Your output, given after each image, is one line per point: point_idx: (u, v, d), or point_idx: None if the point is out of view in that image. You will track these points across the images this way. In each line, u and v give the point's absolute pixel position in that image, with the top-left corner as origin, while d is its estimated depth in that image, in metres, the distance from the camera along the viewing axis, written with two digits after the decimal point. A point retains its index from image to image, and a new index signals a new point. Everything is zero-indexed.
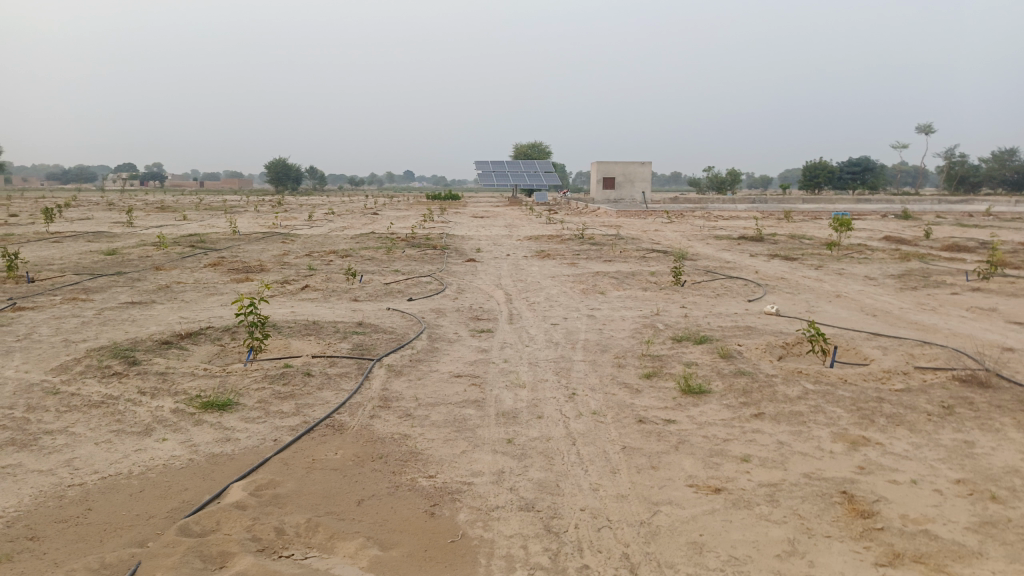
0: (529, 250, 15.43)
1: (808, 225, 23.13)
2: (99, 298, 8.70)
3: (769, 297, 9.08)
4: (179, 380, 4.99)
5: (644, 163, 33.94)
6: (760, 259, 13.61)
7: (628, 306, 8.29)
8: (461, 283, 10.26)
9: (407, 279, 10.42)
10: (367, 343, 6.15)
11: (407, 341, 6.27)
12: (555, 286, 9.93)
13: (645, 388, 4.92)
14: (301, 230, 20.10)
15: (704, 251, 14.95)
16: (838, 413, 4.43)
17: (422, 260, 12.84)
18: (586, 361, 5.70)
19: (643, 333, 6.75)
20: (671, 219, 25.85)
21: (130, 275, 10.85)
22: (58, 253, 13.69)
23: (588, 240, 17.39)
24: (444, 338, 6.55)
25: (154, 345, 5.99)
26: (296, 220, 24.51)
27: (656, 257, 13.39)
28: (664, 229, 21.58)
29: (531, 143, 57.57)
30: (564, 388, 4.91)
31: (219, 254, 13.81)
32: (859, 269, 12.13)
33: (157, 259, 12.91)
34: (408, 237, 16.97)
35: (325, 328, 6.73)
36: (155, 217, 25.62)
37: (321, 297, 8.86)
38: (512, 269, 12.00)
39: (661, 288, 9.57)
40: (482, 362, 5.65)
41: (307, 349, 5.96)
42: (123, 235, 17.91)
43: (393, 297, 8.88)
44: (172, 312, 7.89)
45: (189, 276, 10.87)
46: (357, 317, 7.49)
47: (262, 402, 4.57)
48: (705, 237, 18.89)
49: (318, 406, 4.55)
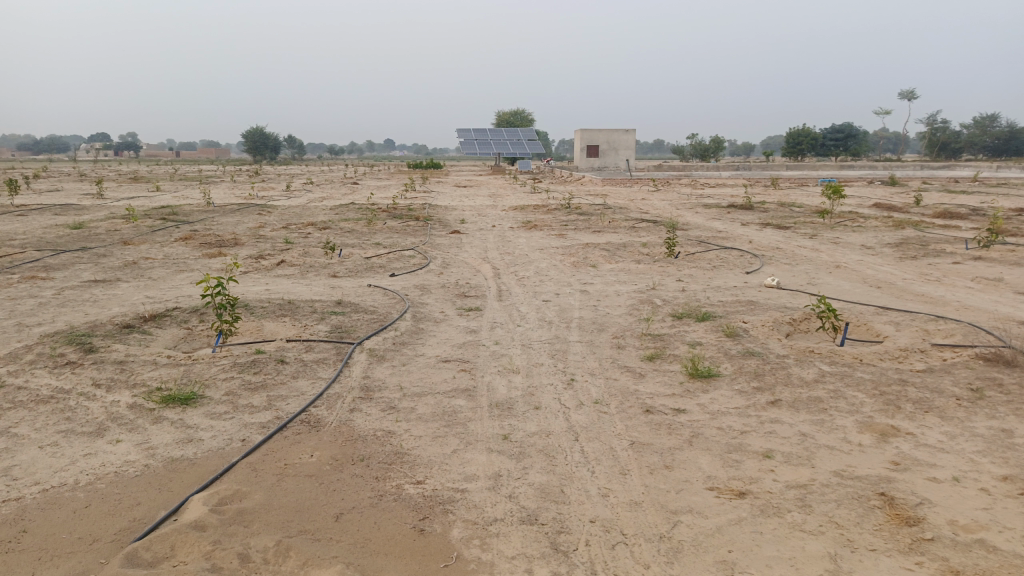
0: (515, 220, 14.99)
1: (796, 192, 22.82)
2: (60, 276, 8.16)
3: (767, 269, 8.72)
4: (139, 370, 4.54)
5: (627, 131, 33.35)
6: (753, 229, 13.24)
7: (622, 280, 7.91)
8: (446, 257, 9.82)
9: (389, 252, 9.96)
10: (347, 324, 5.72)
11: (390, 322, 5.84)
12: (544, 259, 9.51)
13: (649, 372, 4.54)
14: (279, 201, 19.46)
15: (695, 220, 14.55)
16: (861, 399, 4.08)
17: (405, 233, 12.35)
18: (584, 342, 5.31)
19: (640, 309, 6.37)
20: (658, 187, 25.42)
21: (96, 250, 10.29)
22: (21, 227, 13.04)
23: (575, 209, 16.96)
24: (430, 317, 6.13)
25: (114, 329, 5.53)
26: (274, 190, 23.85)
27: (647, 227, 13.00)
28: (651, 198, 21.15)
29: (513, 111, 56.71)
30: (562, 374, 4.53)
31: (192, 227, 13.23)
32: (855, 238, 11.81)
33: (126, 233, 12.32)
34: (389, 209, 16.43)
35: (301, 308, 6.28)
36: (127, 189, 24.83)
37: (297, 273, 8.39)
38: (498, 241, 11.56)
39: (655, 260, 9.19)
40: (471, 345, 5.24)
41: (282, 332, 5.52)
42: (91, 208, 17.20)
43: (374, 272, 8.43)
44: (138, 292, 7.39)
45: (160, 251, 10.33)
46: (336, 295, 7.04)
47: (230, 395, 4.14)
48: (693, 205, 18.50)
49: (292, 398, 4.13)
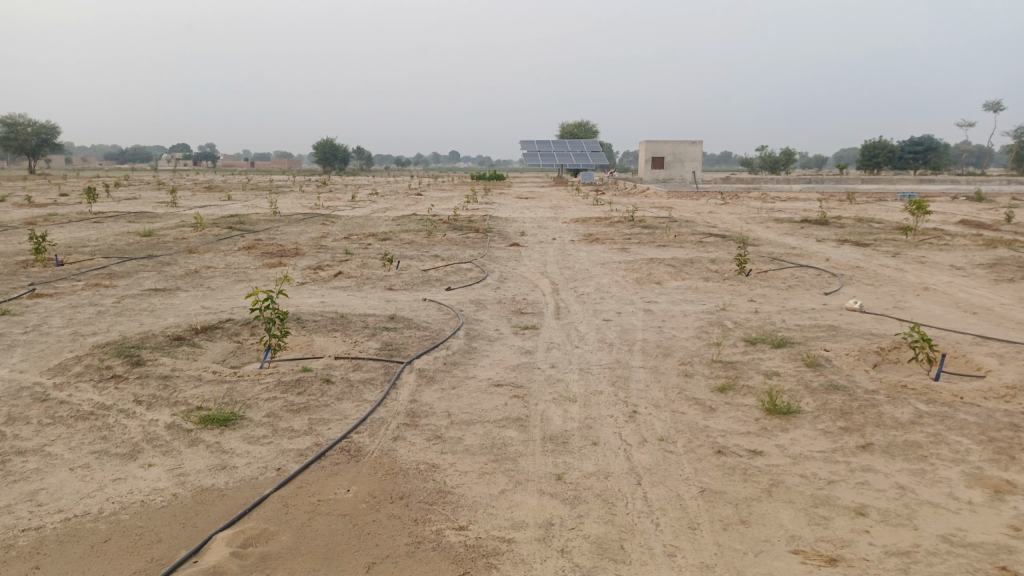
0: (576, 233, 14.63)
1: (874, 207, 21.75)
2: (122, 285, 8.22)
3: (846, 290, 8.12)
4: (182, 386, 4.39)
5: (694, 142, 32.58)
6: (829, 245, 12.54)
7: (689, 300, 7.45)
8: (504, 270, 9.55)
9: (447, 265, 9.75)
10: (397, 341, 5.48)
11: (443, 340, 5.57)
12: (606, 275, 9.13)
13: (720, 407, 4.13)
14: (343, 211, 19.61)
15: (766, 236, 13.90)
16: (966, 446, 3.58)
17: (464, 245, 12.14)
18: (648, 368, 4.93)
19: (709, 333, 5.93)
20: (726, 200, 24.64)
21: (161, 258, 10.42)
22: (94, 234, 13.42)
23: (639, 222, 16.50)
24: (484, 335, 5.84)
25: (165, 341, 5.43)
26: (339, 200, 24.14)
27: (714, 242, 12.46)
28: (718, 212, 20.48)
29: (578, 122, 56.45)
30: (623, 405, 4.16)
31: (255, 236, 13.37)
32: (942, 258, 11.01)
33: (193, 241, 12.52)
34: (450, 220, 16.31)
35: (353, 323, 6.08)
36: (200, 198, 25.56)
37: (353, 285, 8.24)
38: (559, 255, 11.24)
39: (723, 278, 8.70)
40: (526, 368, 4.93)
41: (331, 349, 5.32)
42: (163, 216, 17.68)
43: (430, 286, 8.21)
44: (195, 301, 7.36)
45: (222, 260, 10.39)
46: (390, 310, 6.83)
47: (270, 417, 3.92)
48: (764, 220, 17.77)
49: (334, 423, 3.88)
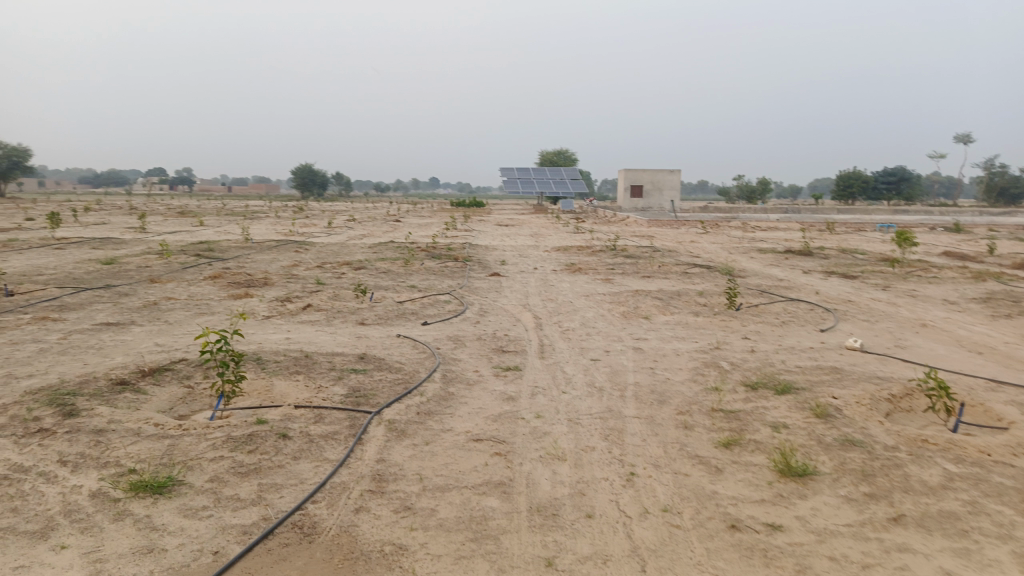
0: (558, 262, 14.24)
1: (854, 238, 21.69)
2: (71, 318, 7.62)
3: (843, 326, 7.75)
4: (116, 442, 3.84)
5: (673, 171, 32.55)
6: (816, 278, 12.25)
7: (680, 337, 7.03)
8: (484, 303, 9.08)
9: (423, 297, 9.27)
10: (367, 386, 4.96)
11: (417, 384, 5.07)
12: (591, 308, 8.69)
13: (727, 468, 3.68)
14: (318, 238, 19.08)
15: (751, 267, 13.62)
16: (1010, 518, 3.15)
17: (442, 275, 11.67)
18: (643, 419, 4.47)
19: (706, 376, 5.49)
20: (707, 229, 24.46)
21: (119, 288, 9.82)
22: (52, 262, 12.76)
23: (621, 252, 16.16)
24: (462, 378, 5.34)
25: (105, 386, 4.86)
26: (315, 226, 23.64)
27: (700, 274, 12.12)
28: (701, 241, 20.25)
29: (557, 150, 56.61)
30: (619, 466, 3.69)
31: (224, 264, 12.79)
32: (934, 291, 10.73)
33: (157, 269, 11.92)
34: (427, 248, 15.84)
35: (318, 363, 5.56)
36: (172, 224, 24.91)
37: (323, 319, 7.71)
38: (541, 286, 10.81)
39: (714, 312, 8.30)
40: (509, 418, 4.44)
41: (291, 395, 4.79)
42: (128, 243, 16.98)
43: (405, 320, 7.71)
44: (149, 338, 6.79)
45: (185, 290, 9.83)
46: (360, 348, 6.32)
47: (213, 483, 3.39)
48: (746, 250, 17.53)
49: (288, 490, 3.36)
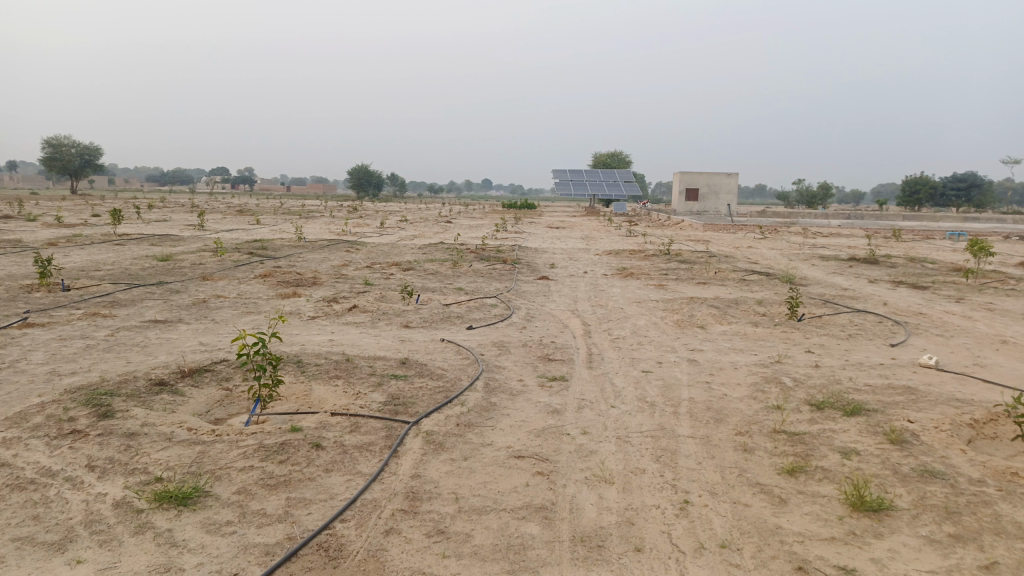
0: (609, 266, 13.90)
1: (923, 246, 20.70)
2: (122, 315, 7.68)
3: (915, 341, 7.25)
4: (146, 448, 3.71)
5: (730, 174, 31.77)
6: (883, 287, 11.63)
7: (738, 349, 6.65)
8: (532, 307, 8.84)
9: (471, 299, 9.08)
10: (407, 394, 4.77)
11: (458, 393, 4.85)
12: (643, 316, 8.34)
13: (792, 499, 3.34)
14: (369, 238, 19.14)
15: (813, 275, 13.04)
16: None
17: (490, 277, 11.47)
18: (698, 440, 4.15)
19: (766, 393, 5.13)
20: (765, 234, 23.73)
21: (171, 285, 9.91)
22: (112, 258, 13.03)
23: (675, 256, 15.72)
24: (505, 387, 5.11)
25: (143, 387, 4.78)
26: (368, 226, 23.80)
27: (758, 281, 11.64)
28: (758, 246, 19.61)
29: (611, 152, 56.05)
30: (671, 492, 3.40)
31: (275, 263, 12.85)
32: (1014, 305, 10.04)
33: (210, 267, 12.03)
34: (477, 250, 15.69)
35: (359, 368, 5.39)
36: (229, 222, 25.41)
37: (368, 321, 7.58)
38: (592, 290, 10.51)
39: (774, 323, 7.88)
40: (553, 433, 4.17)
41: (329, 401, 4.63)
42: (186, 240, 17.29)
43: (450, 324, 7.52)
44: (194, 336, 6.74)
45: (234, 289, 9.86)
46: (403, 352, 6.15)
47: (239, 495, 3.23)
48: (807, 257, 16.84)
49: (316, 506, 3.17)
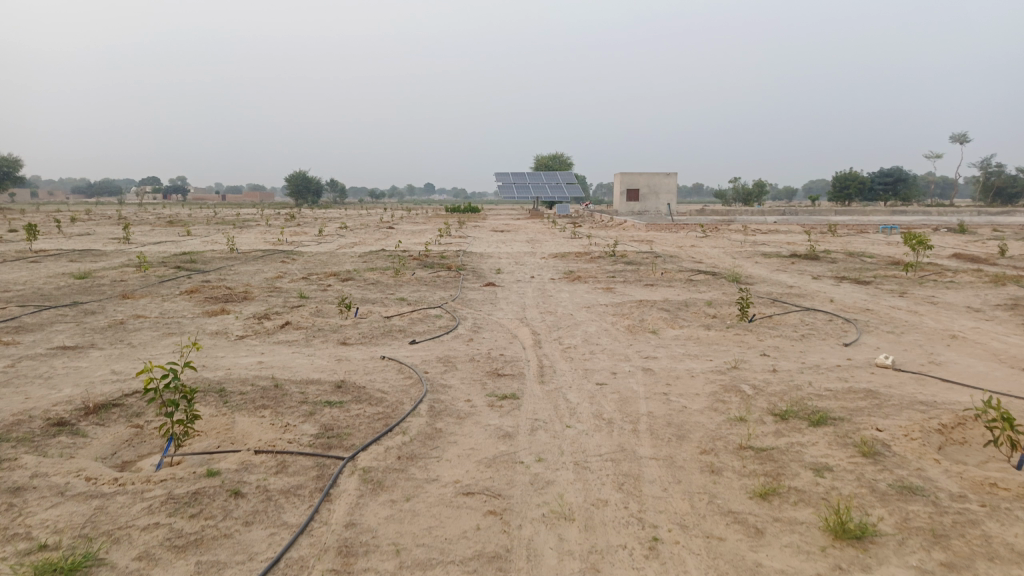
0: (555, 270, 13.62)
1: (859, 240, 21.09)
2: (26, 341, 6.97)
3: (868, 340, 7.14)
4: (32, 507, 3.18)
5: (670, 174, 32.02)
6: (828, 284, 11.64)
7: (693, 355, 6.40)
8: (478, 317, 8.45)
9: (413, 311, 8.64)
10: (342, 424, 4.32)
11: (400, 419, 4.43)
12: (593, 322, 8.04)
13: (769, 530, 3.04)
14: (307, 247, 18.45)
15: (758, 273, 13.02)
16: None
17: (434, 286, 11.04)
18: (661, 462, 3.84)
19: (728, 404, 4.86)
20: (706, 232, 23.90)
21: (87, 305, 9.16)
22: (24, 277, 12.09)
23: (621, 258, 15.54)
24: (451, 409, 4.71)
25: (38, 428, 4.21)
26: (306, 235, 23.04)
27: (706, 281, 11.52)
28: (702, 245, 19.68)
29: (553, 155, 56.21)
30: (638, 529, 3.06)
31: (205, 277, 12.13)
32: (955, 297, 10.14)
33: (132, 284, 11.25)
34: (420, 256, 15.21)
35: (289, 395, 4.91)
36: (159, 233, 24.23)
37: (302, 338, 7.06)
38: (539, 296, 10.19)
39: (727, 325, 7.68)
40: (505, 462, 3.80)
41: (254, 437, 4.15)
42: (109, 255, 16.30)
43: (391, 338, 7.07)
44: (106, 364, 6.12)
45: (157, 307, 9.16)
46: (339, 373, 5.68)
47: (140, 562, 2.75)
48: (750, 255, 16.91)
49: (233, 570, 2.72)
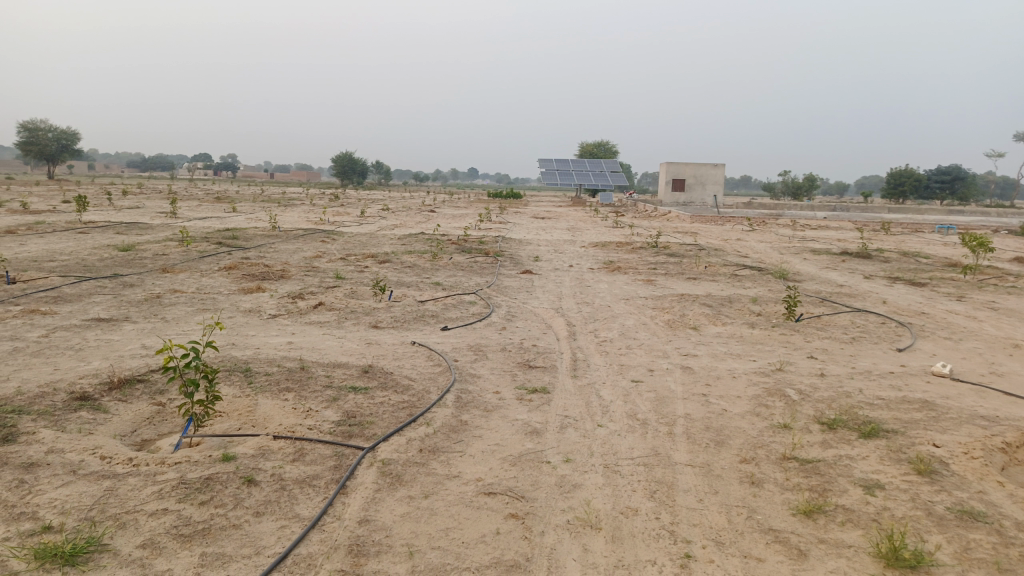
0: (595, 259, 13.35)
1: (913, 240, 20.31)
2: (63, 312, 7.00)
3: (923, 346, 6.75)
4: (43, 485, 3.10)
5: (717, 165, 31.34)
6: (880, 284, 11.14)
7: (735, 354, 6.11)
8: (513, 305, 8.26)
9: (448, 296, 8.48)
10: (365, 411, 4.17)
11: (424, 409, 4.26)
12: (632, 315, 7.79)
13: (814, 553, 2.79)
14: (348, 228, 18.46)
15: (806, 270, 12.56)
16: None
17: (471, 271, 10.89)
18: (698, 470, 3.60)
19: (771, 409, 4.58)
20: (753, 226, 23.29)
21: (126, 278, 9.23)
22: (70, 247, 12.29)
23: (663, 249, 15.17)
24: (479, 401, 4.53)
25: (60, 402, 4.15)
26: (348, 216, 23.11)
27: (751, 277, 11.13)
28: (747, 240, 19.15)
29: (598, 142, 55.62)
30: (669, 544, 2.84)
31: (244, 254, 12.16)
32: (1017, 304, 9.60)
33: (173, 258, 11.33)
34: (459, 241, 15.08)
35: (314, 378, 4.79)
36: (205, 209, 24.56)
37: (334, 320, 6.96)
38: (577, 286, 9.95)
39: (772, 324, 7.36)
40: (531, 462, 3.61)
41: (274, 421, 4.03)
42: (155, 228, 16.52)
43: (423, 324, 6.92)
44: (137, 339, 6.09)
45: (194, 282, 9.18)
46: (367, 357, 5.54)
47: (144, 551, 2.63)
48: (797, 251, 16.37)
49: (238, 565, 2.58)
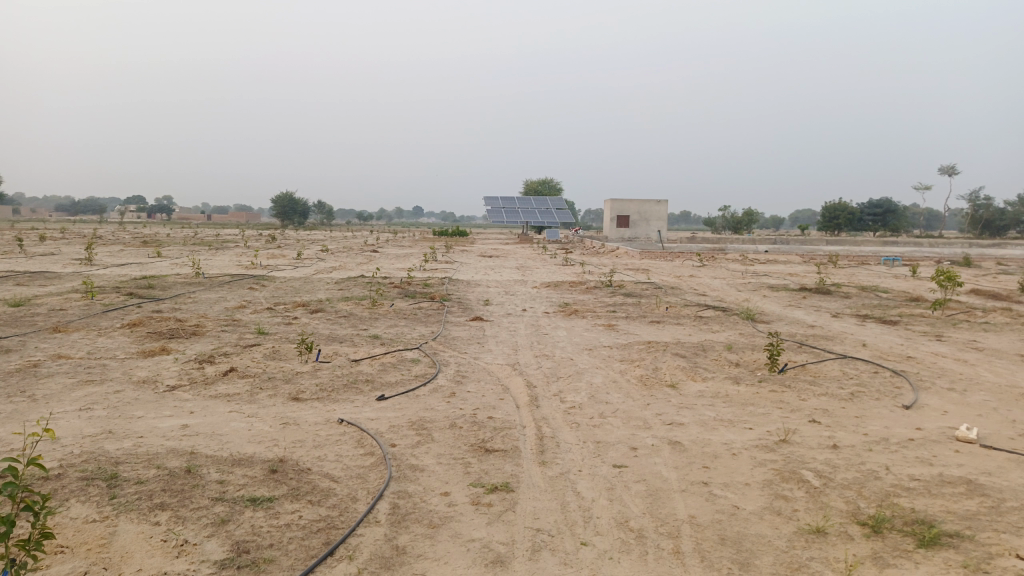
0: (547, 301, 12.43)
1: (863, 272, 20.10)
2: None
3: (930, 401, 5.93)
4: None
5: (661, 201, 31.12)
6: (851, 324, 10.44)
7: (728, 421, 5.16)
8: (462, 361, 7.21)
9: (386, 353, 7.37)
10: (263, 542, 3.03)
11: (344, 534, 3.14)
12: (598, 370, 6.82)
13: None
14: (281, 272, 17.16)
15: (771, 309, 11.86)
16: None
17: (414, 320, 9.78)
18: None
19: (794, 506, 3.61)
20: (703, 261, 22.87)
21: (4, 341, 7.80)
22: None
23: (618, 289, 14.36)
24: (421, 512, 3.43)
25: None
26: (284, 258, 21.75)
27: (716, 319, 10.33)
28: (702, 276, 18.54)
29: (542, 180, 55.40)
30: None
31: (157, 306, 10.78)
32: (999, 342, 9.00)
33: (71, 314, 9.88)
34: (401, 285, 13.98)
35: (200, 486, 3.61)
36: (127, 254, 22.75)
37: (247, 391, 5.76)
38: (532, 335, 8.93)
39: (757, 378, 6.46)
40: None
41: (131, 563, 2.86)
42: (62, 278, 14.89)
43: (355, 392, 5.78)
44: None
45: (85, 344, 7.81)
46: (280, 445, 4.38)
47: None
48: (755, 287, 15.79)
49: None
